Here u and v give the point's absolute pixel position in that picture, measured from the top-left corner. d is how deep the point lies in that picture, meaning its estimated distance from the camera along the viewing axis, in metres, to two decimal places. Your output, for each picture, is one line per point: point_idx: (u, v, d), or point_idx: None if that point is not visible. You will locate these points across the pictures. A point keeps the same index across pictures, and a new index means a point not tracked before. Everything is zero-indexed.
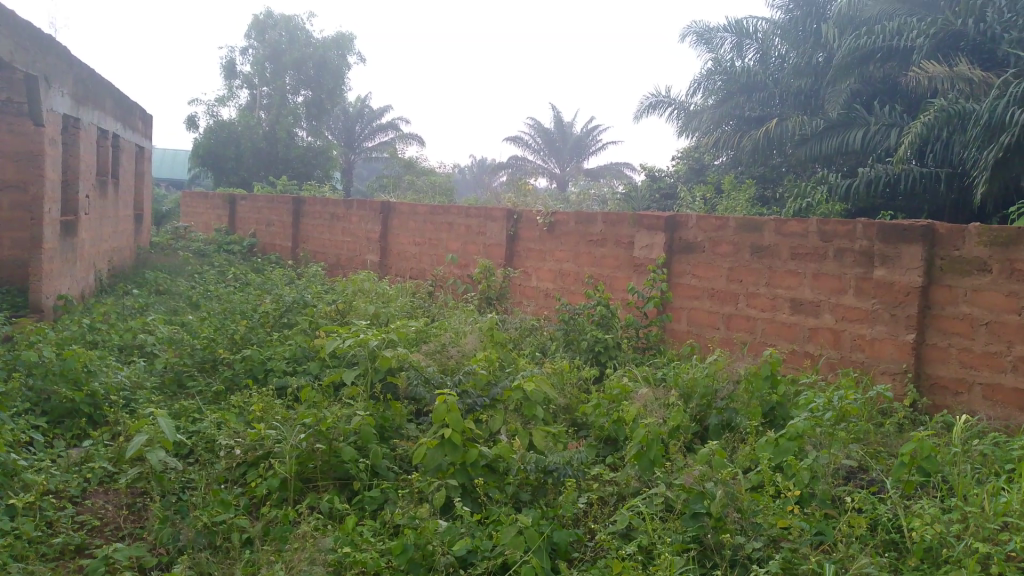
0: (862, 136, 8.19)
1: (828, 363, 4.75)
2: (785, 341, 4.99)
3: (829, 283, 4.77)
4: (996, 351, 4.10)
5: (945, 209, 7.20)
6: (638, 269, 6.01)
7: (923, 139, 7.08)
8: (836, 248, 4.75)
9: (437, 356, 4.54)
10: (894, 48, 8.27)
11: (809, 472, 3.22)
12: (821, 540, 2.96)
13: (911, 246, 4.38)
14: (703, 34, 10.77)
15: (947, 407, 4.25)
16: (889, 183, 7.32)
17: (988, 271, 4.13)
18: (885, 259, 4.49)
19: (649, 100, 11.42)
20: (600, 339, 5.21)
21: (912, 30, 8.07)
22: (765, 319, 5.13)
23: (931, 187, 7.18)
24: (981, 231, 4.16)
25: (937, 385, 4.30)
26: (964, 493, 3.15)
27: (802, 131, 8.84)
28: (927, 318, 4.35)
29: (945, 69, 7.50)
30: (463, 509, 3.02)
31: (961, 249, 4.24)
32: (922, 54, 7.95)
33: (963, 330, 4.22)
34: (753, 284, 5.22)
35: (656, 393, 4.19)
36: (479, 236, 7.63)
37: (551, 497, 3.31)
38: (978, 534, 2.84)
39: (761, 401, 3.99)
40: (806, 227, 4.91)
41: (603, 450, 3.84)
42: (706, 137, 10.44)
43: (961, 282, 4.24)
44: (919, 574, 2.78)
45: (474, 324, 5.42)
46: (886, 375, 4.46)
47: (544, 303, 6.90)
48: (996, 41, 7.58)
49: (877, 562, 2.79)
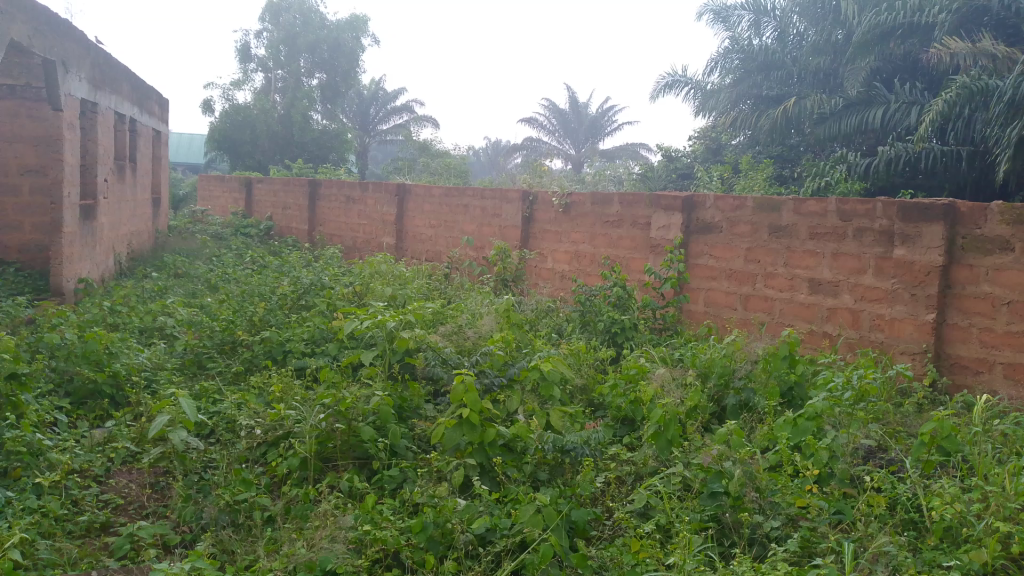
0: (882, 114, 8.05)
1: (846, 343, 4.71)
2: (804, 321, 4.95)
3: (848, 263, 4.73)
4: (1018, 331, 4.05)
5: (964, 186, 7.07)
6: (655, 250, 5.97)
7: (943, 115, 6.87)
8: (856, 227, 4.70)
9: (455, 337, 4.55)
10: (916, 24, 8.08)
11: (828, 452, 3.20)
12: (839, 519, 2.96)
13: (931, 226, 4.33)
14: (720, 12, 10.60)
15: (968, 387, 4.22)
16: (910, 161, 7.22)
17: (1011, 250, 4.08)
18: (906, 238, 4.44)
19: (665, 79, 11.30)
20: (617, 320, 5.20)
21: (934, 5, 7.88)
22: (783, 300, 5.09)
23: (952, 165, 7.06)
24: (1003, 209, 4.10)
25: (958, 365, 4.26)
26: (985, 473, 3.13)
27: (820, 109, 8.70)
28: (948, 297, 4.31)
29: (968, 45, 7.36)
30: (482, 488, 3.04)
31: (982, 228, 4.18)
32: (944, 31, 7.80)
33: (984, 309, 4.17)
34: (771, 264, 5.18)
35: (673, 373, 4.18)
36: (494, 217, 7.62)
37: (568, 476, 3.33)
38: (998, 514, 2.83)
39: (780, 380, 3.98)
40: (825, 207, 4.86)
41: (620, 430, 3.86)
42: (723, 116, 10.28)
43: (982, 261, 4.19)
44: (938, 553, 2.79)
45: (490, 306, 5.42)
46: (905, 355, 4.42)
47: (560, 284, 6.89)
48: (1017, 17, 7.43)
49: (896, 541, 2.79)
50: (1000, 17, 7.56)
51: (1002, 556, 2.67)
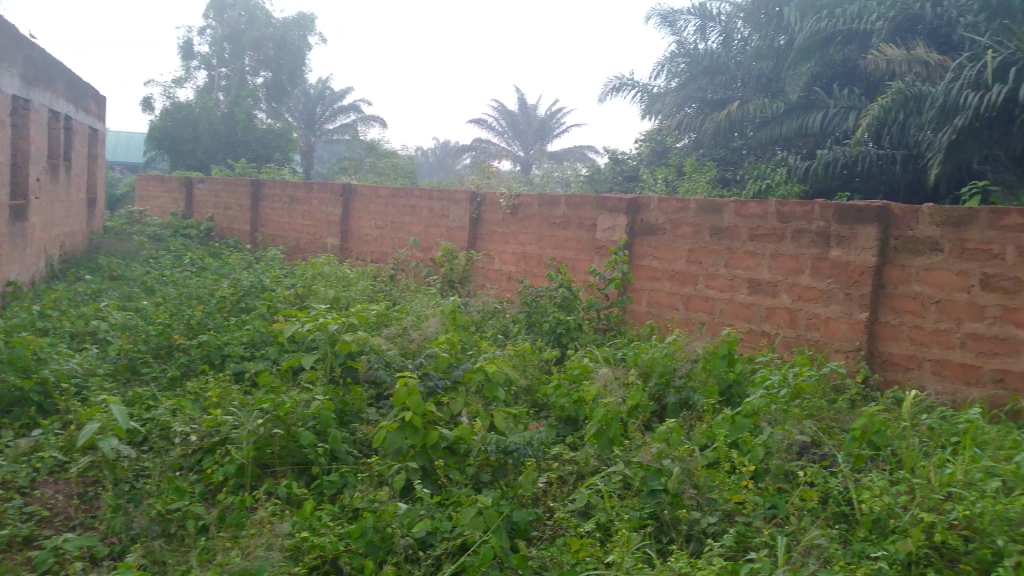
0: (821, 119, 8.26)
1: (783, 341, 4.82)
2: (743, 320, 5.06)
3: (786, 263, 4.85)
4: (945, 328, 4.19)
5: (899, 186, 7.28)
6: (600, 251, 6.02)
7: (880, 120, 7.06)
8: (794, 229, 4.82)
9: (399, 339, 4.51)
10: (854, 31, 8.30)
11: (763, 448, 3.30)
12: (774, 513, 3.02)
13: (866, 228, 4.47)
14: (667, 15, 10.79)
15: (898, 383, 4.36)
16: (847, 164, 7.42)
17: (940, 250, 4.23)
18: (841, 239, 4.58)
19: (613, 82, 11.42)
20: (562, 321, 5.22)
21: (872, 13, 8.11)
22: (723, 300, 5.19)
23: (887, 168, 7.27)
24: (933, 211, 4.25)
25: (889, 362, 4.40)
26: (912, 465, 3.23)
27: (763, 114, 8.87)
28: (881, 297, 4.45)
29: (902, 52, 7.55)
30: (423, 492, 3.01)
31: (914, 229, 4.33)
32: (881, 38, 8.01)
33: (914, 308, 4.32)
34: (712, 265, 5.27)
35: (616, 373, 4.21)
36: (442, 218, 7.59)
37: (511, 477, 3.32)
38: (923, 505, 2.93)
39: (719, 379, 4.04)
40: (765, 209, 4.97)
41: (563, 430, 3.87)
42: (669, 119, 10.41)
43: (913, 262, 4.34)
44: (867, 544, 2.88)
45: (435, 307, 5.40)
46: (839, 353, 4.55)
47: (507, 286, 6.89)
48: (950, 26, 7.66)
49: (828, 534, 2.87)
50: (932, 26, 7.81)
51: (927, 545, 2.79)
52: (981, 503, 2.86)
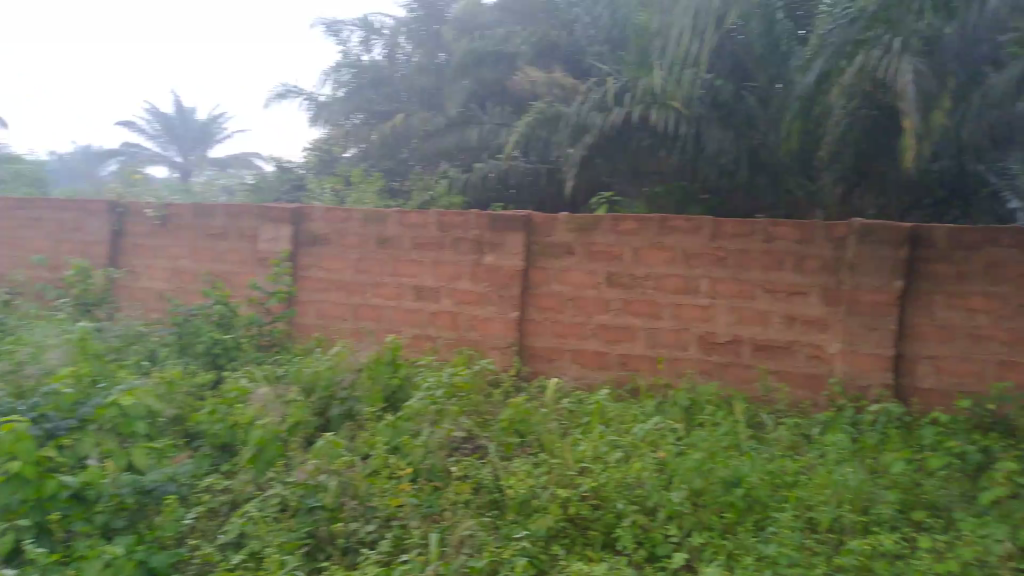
0: (478, 133, 8.07)
1: (446, 344, 4.72)
2: (410, 326, 4.86)
3: (447, 270, 4.73)
4: (580, 322, 4.40)
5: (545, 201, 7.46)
6: (261, 262, 5.81)
7: (527, 137, 7.08)
8: (453, 238, 4.71)
9: (10, 378, 3.89)
10: (503, 53, 8.20)
11: (423, 449, 3.39)
12: (429, 512, 3.12)
13: (513, 234, 4.52)
14: (332, 26, 10.74)
15: (544, 374, 4.49)
16: (502, 177, 7.50)
17: (574, 254, 4.42)
18: (493, 245, 4.57)
19: (279, 89, 11.06)
20: (219, 341, 4.72)
21: (518, 37, 8.15)
22: (390, 307, 4.94)
23: (534, 180, 7.41)
24: (568, 218, 4.42)
25: (535, 355, 4.51)
26: (552, 448, 3.50)
27: (425, 129, 8.57)
28: (527, 296, 4.53)
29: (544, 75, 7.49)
30: (36, 551, 2.68)
31: (551, 236, 4.48)
32: (525, 60, 8.03)
33: (554, 305, 4.48)
34: (378, 274, 4.99)
35: (277, 391, 3.97)
36: (74, 232, 6.67)
37: (150, 520, 3.03)
38: (559, 482, 3.24)
39: (382, 386, 4.06)
40: (426, 219, 4.81)
41: (219, 459, 3.58)
42: (334, 128, 9.28)
43: (551, 264, 4.49)
44: (513, 526, 3.10)
45: (58, 336, 4.66)
46: (495, 350, 4.55)
47: (156, 304, 6.27)
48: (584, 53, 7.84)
49: (477, 523, 3.04)
50: (567, 53, 7.95)
51: (563, 518, 3.08)
52: (605, 475, 3.24)
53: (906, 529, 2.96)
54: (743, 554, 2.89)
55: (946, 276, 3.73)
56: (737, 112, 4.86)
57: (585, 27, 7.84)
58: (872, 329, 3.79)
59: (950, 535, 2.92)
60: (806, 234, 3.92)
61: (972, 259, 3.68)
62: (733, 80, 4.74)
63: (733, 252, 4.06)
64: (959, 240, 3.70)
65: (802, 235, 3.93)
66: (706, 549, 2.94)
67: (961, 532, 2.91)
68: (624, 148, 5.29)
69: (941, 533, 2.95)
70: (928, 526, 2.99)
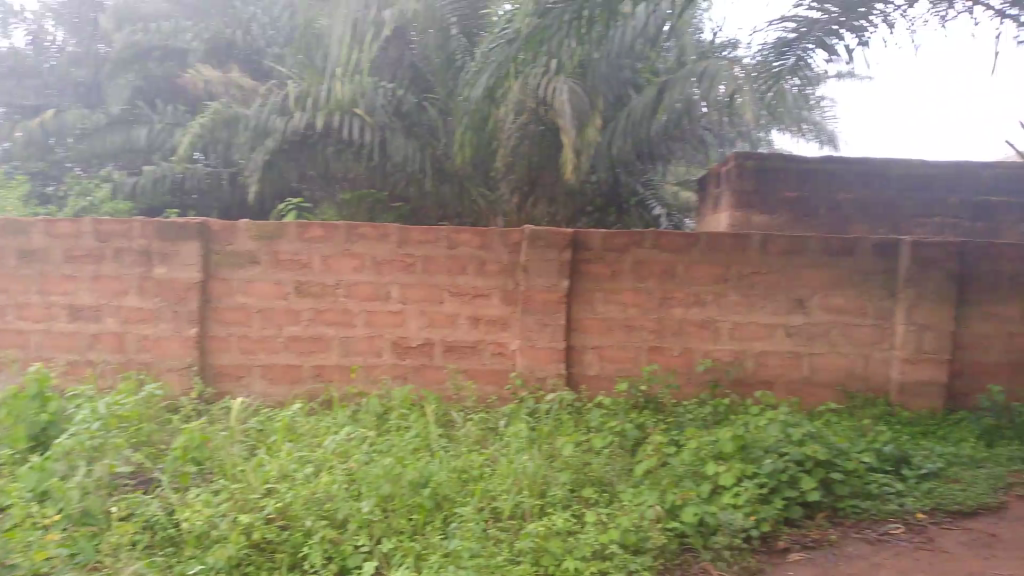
0: (147, 133, 6.34)
1: (109, 369, 4.17)
2: (64, 352, 4.19)
3: (109, 285, 4.16)
4: (269, 334, 4.20)
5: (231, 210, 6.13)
6: None
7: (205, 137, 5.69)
8: (115, 248, 4.15)
9: None
10: (170, 49, 6.89)
11: (77, 490, 2.97)
12: (83, 561, 2.74)
13: (187, 244, 4.10)
14: None
15: (230, 394, 4.21)
16: (173, 182, 6.03)
17: (258, 263, 4.16)
18: (164, 256, 4.11)
19: None
20: None
21: (186, 32, 6.94)
22: (38, 331, 4.20)
23: (213, 184, 6.08)
24: (250, 226, 4.14)
25: (221, 373, 4.21)
26: (234, 472, 3.26)
27: (86, 123, 6.51)
28: (207, 310, 4.18)
29: (220, 74, 6.38)
30: None
31: (233, 244, 4.15)
32: (195, 58, 6.87)
33: (239, 318, 4.20)
34: (21, 293, 4.20)
35: None
36: None
37: None
38: (242, 506, 2.99)
39: (28, 425, 3.48)
40: (79, 228, 4.16)
41: None
42: None
43: (234, 275, 4.18)
44: (188, 562, 2.80)
45: None
46: (172, 372, 4.13)
47: None
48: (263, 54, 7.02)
49: (143, 565, 2.73)
50: (244, 53, 7.02)
51: (247, 545, 2.84)
52: (292, 493, 3.04)
53: (577, 505, 3.19)
54: (430, 553, 2.86)
55: (603, 274, 4.16)
56: (421, 122, 5.17)
57: (262, 25, 7.05)
58: (545, 325, 4.11)
59: (611, 508, 3.17)
60: (485, 240, 4.13)
61: (623, 259, 4.14)
62: (414, 90, 5.15)
63: (419, 258, 4.16)
64: (611, 243, 4.14)
65: (480, 241, 4.14)
66: (396, 554, 2.87)
67: (622, 503, 3.18)
68: (308, 153, 5.25)
69: (606, 506, 3.20)
70: (596, 501, 3.23)
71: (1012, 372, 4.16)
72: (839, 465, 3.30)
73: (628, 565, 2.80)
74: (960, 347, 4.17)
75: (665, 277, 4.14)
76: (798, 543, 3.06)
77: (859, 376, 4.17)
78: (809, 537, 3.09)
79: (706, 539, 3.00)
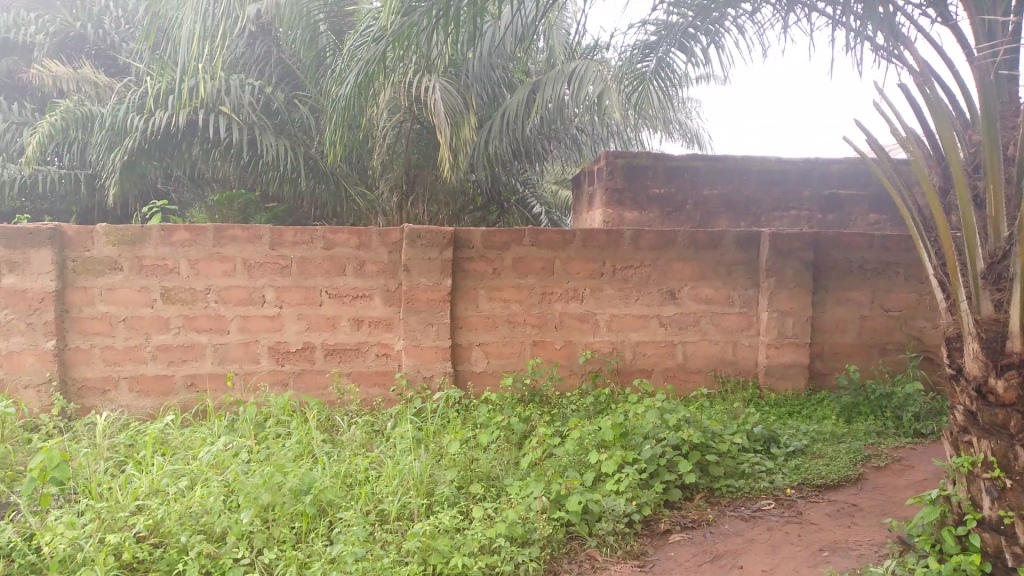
0: None
1: None
2: None
3: None
4: (136, 344, 4.00)
5: (90, 214, 6.07)
6: None
7: (55, 142, 5.56)
8: None
9: None
10: (11, 41, 6.77)
11: None
12: None
13: (39, 251, 3.81)
14: None
15: (95, 409, 3.98)
16: (23, 185, 5.82)
17: (120, 269, 3.94)
18: (13, 265, 3.81)
19: None
20: None
21: (29, 25, 6.73)
22: None
23: (71, 189, 5.94)
24: (108, 231, 3.91)
25: (84, 388, 3.97)
26: (100, 490, 3.05)
27: None
28: (64, 322, 3.93)
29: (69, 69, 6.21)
30: None
31: (91, 250, 3.91)
32: (42, 53, 6.62)
33: (102, 328, 3.97)
34: None
35: None
36: None
37: None
38: (111, 527, 2.78)
39: None
40: None
41: None
42: None
43: (94, 283, 3.94)
44: None
45: None
46: (28, 389, 3.85)
47: None
48: (117, 50, 6.69)
49: None
50: (97, 48, 6.75)
51: (117, 566, 2.61)
52: (164, 509, 2.89)
53: (464, 502, 3.15)
54: (314, 561, 2.71)
55: (484, 272, 4.20)
56: (293, 118, 5.22)
57: (115, 19, 6.60)
58: (429, 325, 4.11)
59: (498, 502, 3.16)
60: (364, 241, 4.09)
61: (503, 256, 4.19)
62: (285, 87, 5.27)
63: (295, 260, 4.06)
64: (491, 241, 4.18)
65: (359, 241, 4.08)
66: (279, 563, 2.71)
67: (508, 496, 3.18)
68: (171, 152, 5.03)
69: (493, 500, 3.19)
70: (483, 496, 3.21)
71: (865, 353, 4.49)
72: (714, 447, 3.49)
73: (516, 558, 2.75)
74: (819, 331, 4.46)
75: (545, 273, 4.23)
76: (678, 524, 3.15)
77: (729, 362, 4.41)
78: (688, 518, 3.19)
79: (591, 526, 3.02)
